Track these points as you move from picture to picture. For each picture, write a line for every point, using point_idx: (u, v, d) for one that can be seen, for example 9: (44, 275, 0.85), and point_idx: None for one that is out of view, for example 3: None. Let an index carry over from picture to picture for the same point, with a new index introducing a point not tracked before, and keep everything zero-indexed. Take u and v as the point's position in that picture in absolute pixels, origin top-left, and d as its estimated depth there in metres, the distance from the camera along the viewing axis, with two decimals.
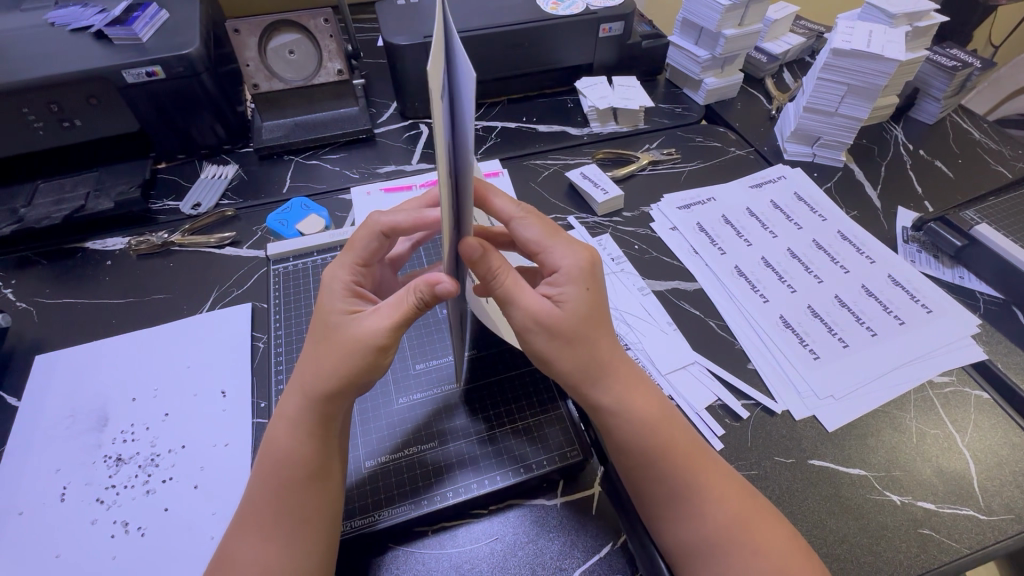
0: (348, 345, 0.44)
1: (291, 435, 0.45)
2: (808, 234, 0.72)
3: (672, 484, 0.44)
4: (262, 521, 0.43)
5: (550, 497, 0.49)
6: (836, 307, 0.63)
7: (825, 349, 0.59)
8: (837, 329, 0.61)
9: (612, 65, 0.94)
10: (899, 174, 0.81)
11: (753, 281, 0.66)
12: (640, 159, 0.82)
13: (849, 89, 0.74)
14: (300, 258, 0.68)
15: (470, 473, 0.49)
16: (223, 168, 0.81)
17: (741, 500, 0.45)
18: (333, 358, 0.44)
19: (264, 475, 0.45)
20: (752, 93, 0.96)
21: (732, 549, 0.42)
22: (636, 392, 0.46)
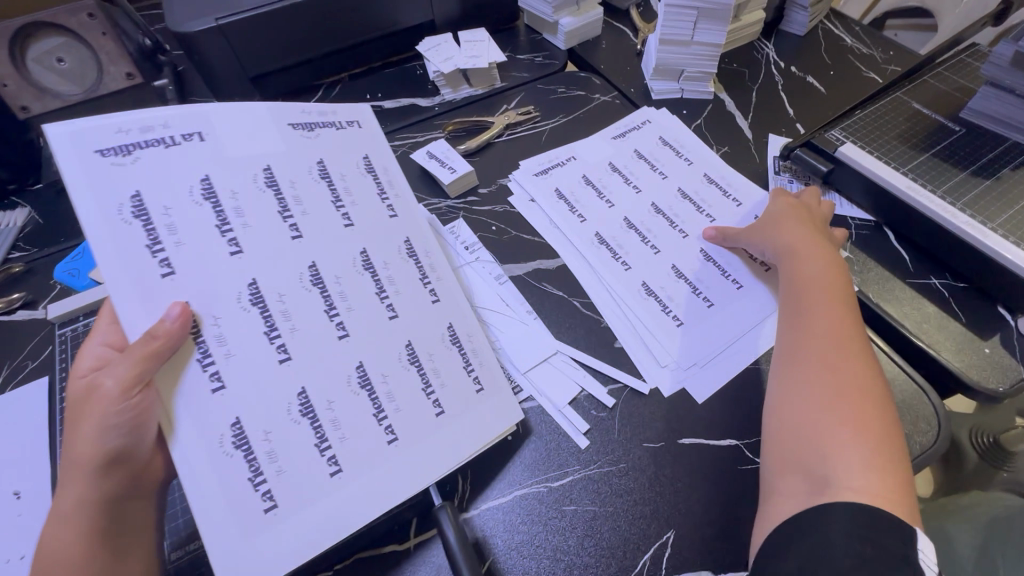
0: (122, 412, 0.36)
1: (69, 531, 0.35)
2: (672, 183, 0.66)
3: (797, 367, 0.46)
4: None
5: (402, 541, 0.44)
6: (700, 262, 0.59)
7: (691, 311, 0.55)
8: (701, 287, 0.57)
9: (458, 19, 0.84)
10: (770, 97, 0.76)
11: (614, 247, 0.60)
12: (496, 124, 0.73)
13: (700, 13, 0.67)
14: (93, 313, 0.58)
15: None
16: (11, 213, 0.68)
17: (859, 389, 0.44)
18: (82, 432, 0.36)
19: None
20: (617, 27, 0.88)
21: (815, 427, 0.43)
22: (828, 273, 0.51)
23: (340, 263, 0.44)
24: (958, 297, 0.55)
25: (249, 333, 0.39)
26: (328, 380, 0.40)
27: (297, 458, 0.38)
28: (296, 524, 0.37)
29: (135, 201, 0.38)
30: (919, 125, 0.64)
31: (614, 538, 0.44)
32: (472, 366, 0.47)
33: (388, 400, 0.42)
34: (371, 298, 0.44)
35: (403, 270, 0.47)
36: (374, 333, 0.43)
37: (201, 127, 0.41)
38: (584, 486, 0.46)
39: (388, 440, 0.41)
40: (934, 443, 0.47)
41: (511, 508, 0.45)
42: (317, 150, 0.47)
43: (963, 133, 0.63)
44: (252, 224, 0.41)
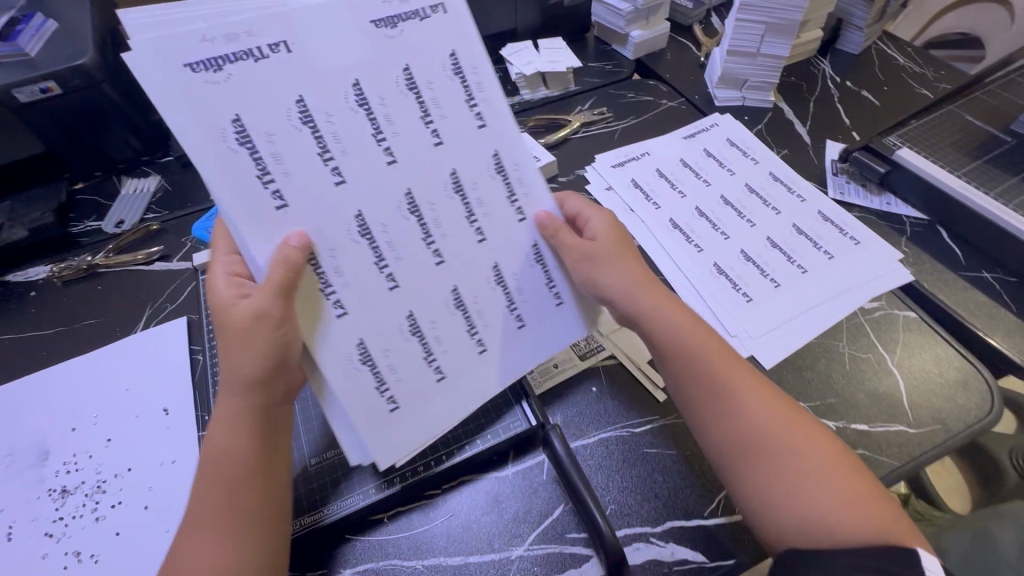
0: (276, 339, 0.41)
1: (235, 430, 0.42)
2: (739, 179, 0.72)
3: (740, 439, 0.43)
4: (212, 524, 0.40)
5: (501, 467, 0.50)
6: (767, 250, 0.64)
7: (758, 290, 0.61)
8: (767, 270, 0.62)
9: (537, 28, 0.92)
10: (828, 108, 0.82)
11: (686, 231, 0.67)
12: (572, 121, 0.81)
13: (767, 27, 0.74)
14: None
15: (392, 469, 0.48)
16: (144, 180, 0.78)
17: (813, 440, 0.43)
18: (240, 355, 0.41)
19: (214, 476, 0.41)
20: (681, 41, 0.96)
21: (788, 494, 0.41)
22: (663, 323, 0.47)
23: (433, 188, 0.44)
24: (1010, 290, 0.60)
25: (353, 261, 0.42)
26: (429, 302, 0.45)
27: (408, 369, 0.45)
28: (410, 422, 0.45)
29: (236, 125, 0.38)
30: (972, 135, 0.69)
31: (692, 478, 0.49)
32: (553, 283, 0.49)
33: (477, 317, 0.47)
34: (460, 222, 0.45)
35: (489, 188, 0.46)
36: (470, 260, 0.46)
37: (286, 36, 0.38)
38: (663, 432, 0.52)
39: (478, 351, 0.47)
40: (989, 414, 0.51)
41: (598, 446, 0.51)
42: (400, 52, 0.42)
43: (1014, 144, 0.68)
44: (352, 151, 0.41)
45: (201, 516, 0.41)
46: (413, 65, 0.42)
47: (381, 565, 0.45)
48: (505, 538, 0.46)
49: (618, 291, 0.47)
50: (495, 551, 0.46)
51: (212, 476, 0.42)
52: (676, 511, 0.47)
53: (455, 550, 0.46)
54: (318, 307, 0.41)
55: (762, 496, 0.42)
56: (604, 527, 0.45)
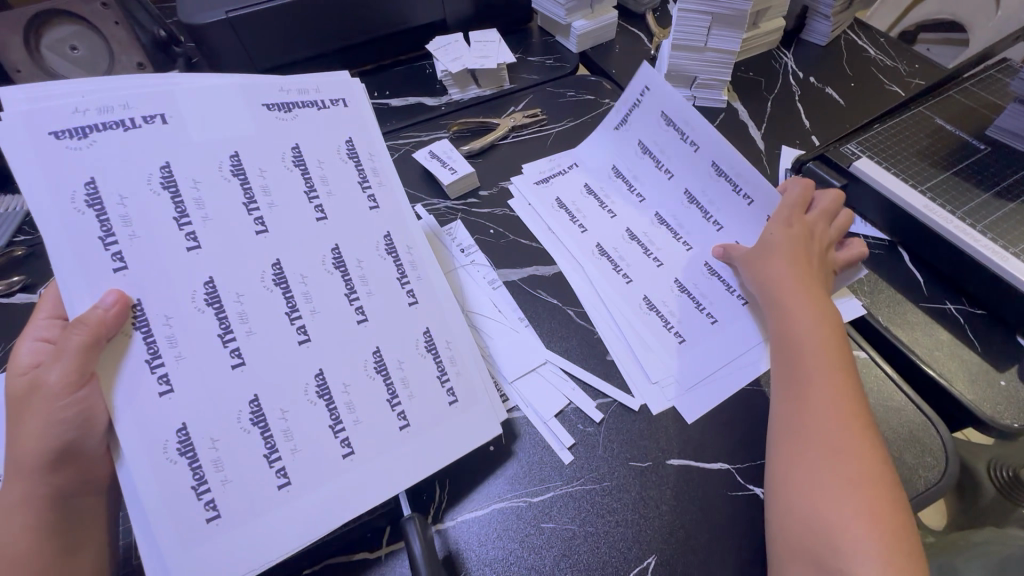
0: (67, 409, 0.35)
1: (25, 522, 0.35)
2: (678, 184, 0.62)
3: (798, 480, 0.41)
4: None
5: (374, 549, 0.43)
6: (706, 278, 0.57)
7: (690, 327, 0.54)
8: (703, 301, 0.55)
9: (471, 18, 0.83)
10: (786, 108, 0.74)
11: (616, 259, 0.59)
12: (500, 126, 0.72)
13: (714, 18, 0.65)
14: None
15: None
16: (18, 198, 0.69)
17: (862, 469, 0.40)
18: (28, 425, 0.36)
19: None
20: (632, 31, 0.87)
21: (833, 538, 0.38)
22: (812, 320, 0.47)
23: (309, 262, 0.43)
24: (974, 325, 0.53)
25: (196, 331, 0.38)
26: (284, 388, 0.39)
27: (242, 468, 0.38)
28: (242, 534, 0.37)
29: (89, 187, 0.37)
30: (941, 142, 0.61)
31: (593, 559, 0.42)
32: (448, 377, 0.45)
33: (347, 410, 0.41)
34: (338, 298, 0.43)
35: (379, 268, 0.45)
36: (337, 346, 0.42)
37: (164, 108, 0.39)
38: (565, 503, 0.44)
39: (342, 454, 0.40)
40: (941, 478, 0.44)
41: (487, 521, 0.44)
42: (291, 132, 0.44)
43: (988, 152, 0.60)
44: (213, 218, 0.40)
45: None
46: (303, 144, 0.44)
47: None
48: None
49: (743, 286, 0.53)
50: None
51: None
52: None
53: None
54: (133, 379, 0.36)
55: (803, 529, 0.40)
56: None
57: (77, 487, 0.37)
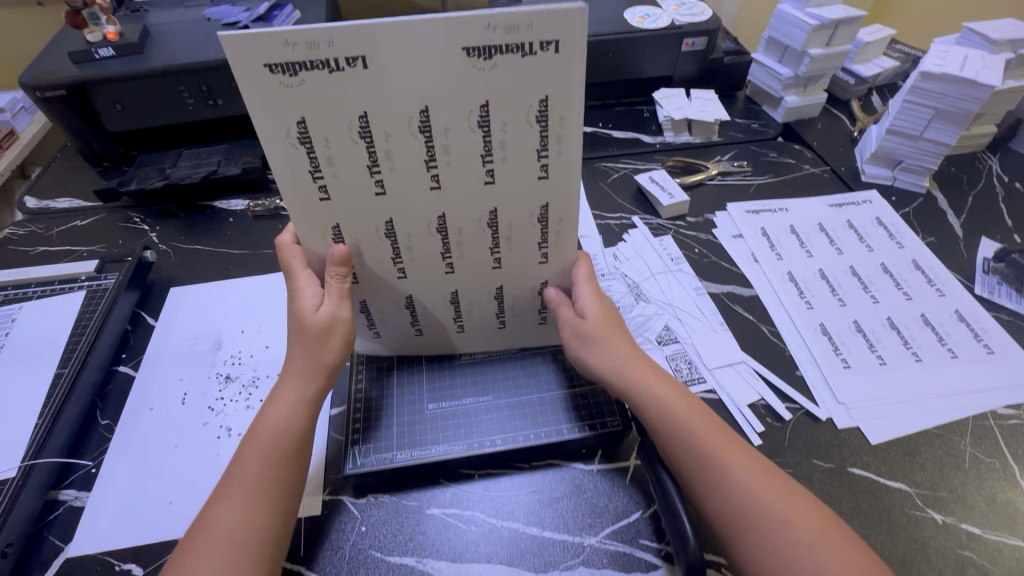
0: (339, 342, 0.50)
1: (297, 412, 0.48)
2: (873, 258, 0.71)
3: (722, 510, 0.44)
4: (245, 491, 0.44)
5: (589, 462, 0.53)
6: (885, 328, 0.63)
7: (860, 361, 0.60)
8: (876, 346, 0.61)
9: (692, 78, 0.97)
10: (988, 204, 0.78)
11: (802, 288, 0.68)
12: (710, 169, 0.84)
13: (937, 113, 0.73)
14: None
15: (485, 432, 0.53)
16: None
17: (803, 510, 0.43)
18: (327, 348, 0.50)
19: (259, 444, 0.46)
20: (835, 113, 0.96)
21: (792, 566, 0.41)
22: (657, 384, 0.49)
23: (465, 172, 0.45)
24: None
25: (368, 236, 0.49)
26: (468, 274, 0.53)
27: (397, 326, 0.57)
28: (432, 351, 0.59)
29: (300, 125, 0.41)
30: None
31: None
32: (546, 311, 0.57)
33: (466, 313, 0.57)
34: (481, 250, 0.51)
35: (524, 232, 0.50)
36: (468, 272, 0.53)
37: (363, 50, 0.37)
38: None
39: (456, 323, 0.58)
40: None
41: None
42: (484, 84, 0.39)
43: None
44: (398, 169, 0.44)
45: (233, 486, 0.44)
46: (491, 101, 0.40)
47: (464, 513, 0.50)
48: (579, 525, 0.49)
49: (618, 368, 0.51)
50: (568, 533, 0.49)
51: (261, 448, 0.46)
52: None
53: (534, 522, 0.50)
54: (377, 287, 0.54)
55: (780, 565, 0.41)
56: (694, 537, 0.44)
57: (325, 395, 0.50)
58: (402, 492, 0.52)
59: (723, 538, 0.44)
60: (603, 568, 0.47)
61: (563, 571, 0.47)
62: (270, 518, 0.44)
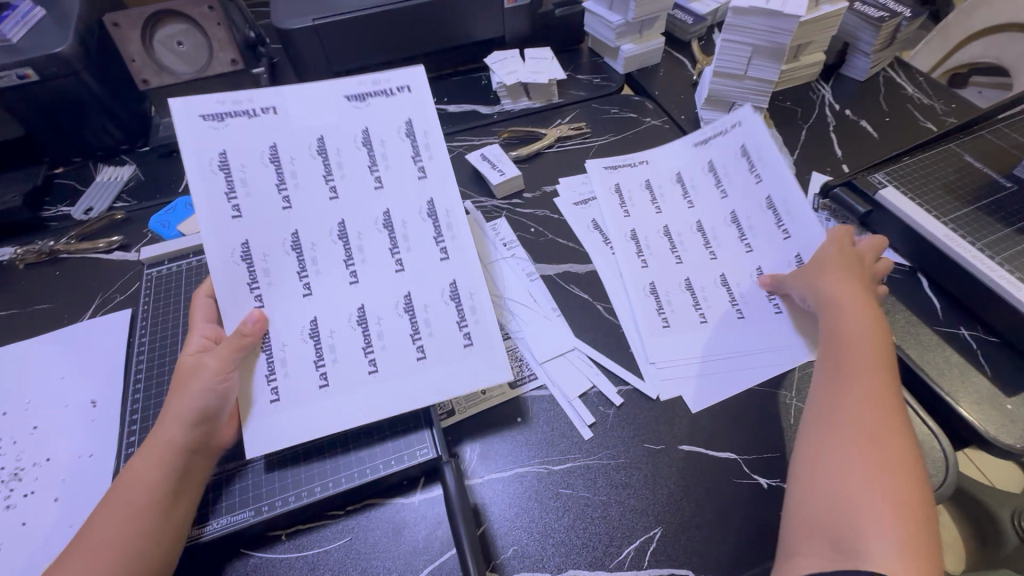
0: (218, 385, 0.44)
1: (152, 462, 0.42)
2: (726, 206, 0.65)
3: (830, 431, 0.44)
4: (94, 553, 0.39)
5: (407, 495, 0.48)
6: (716, 287, 0.60)
7: (683, 322, 0.58)
8: (703, 305, 0.59)
9: (526, 36, 0.90)
10: (820, 136, 0.77)
11: (641, 244, 0.64)
12: (548, 135, 0.78)
13: (755, 49, 0.70)
14: (155, 267, 0.62)
15: (279, 488, 0.47)
16: (118, 169, 0.79)
17: (896, 469, 0.41)
18: (187, 398, 0.44)
19: (118, 504, 0.41)
20: (677, 57, 0.92)
21: (837, 499, 0.41)
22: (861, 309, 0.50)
23: (365, 220, 0.50)
24: (987, 350, 0.55)
25: (273, 249, 0.47)
26: (335, 314, 0.47)
27: (299, 369, 0.46)
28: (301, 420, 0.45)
29: (222, 159, 0.47)
30: (968, 178, 0.64)
31: (604, 525, 0.46)
32: (419, 336, 0.48)
33: (329, 352, 0.47)
34: (338, 263, 0.48)
35: (375, 241, 0.49)
36: (370, 280, 0.49)
37: (275, 102, 0.49)
38: (582, 473, 0.49)
39: (320, 384, 0.46)
40: (941, 486, 0.47)
41: (510, 482, 0.49)
42: (365, 118, 0.51)
43: (1014, 191, 0.63)
44: (254, 196, 0.47)
45: (85, 545, 0.40)
46: (370, 127, 0.51)
47: None
48: (399, 569, 0.45)
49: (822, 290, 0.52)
50: None
51: (117, 503, 0.41)
52: (579, 559, 0.45)
53: None
54: (240, 299, 0.46)
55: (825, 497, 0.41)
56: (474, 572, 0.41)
57: (203, 444, 0.45)
58: None
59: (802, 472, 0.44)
60: None
61: None
62: None
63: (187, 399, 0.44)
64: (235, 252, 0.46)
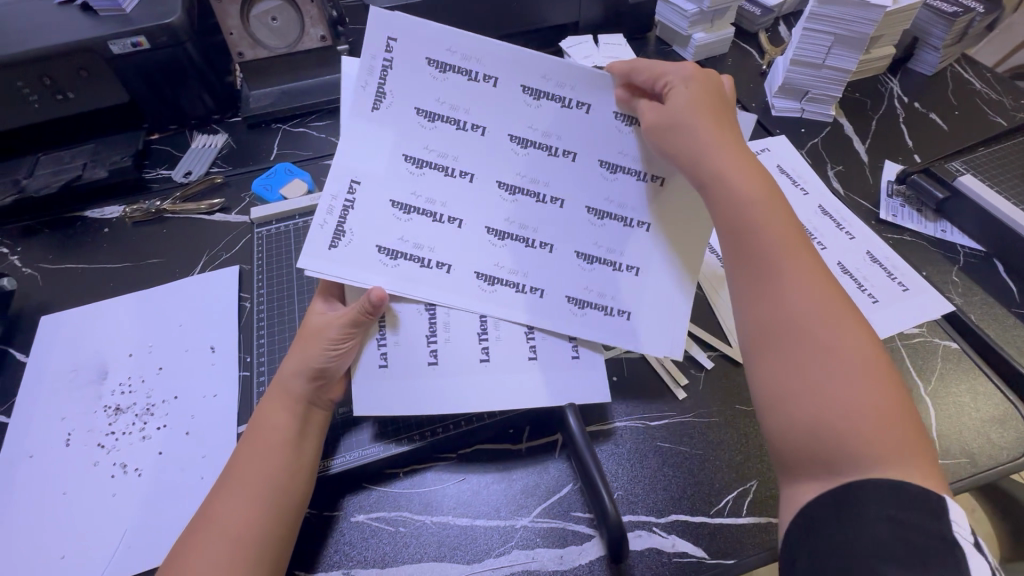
0: (330, 347, 0.44)
1: (281, 407, 0.44)
2: (565, 122, 0.47)
3: (778, 326, 0.40)
4: (242, 489, 0.41)
5: (516, 442, 0.52)
6: (605, 183, 0.47)
7: (636, 282, 0.47)
8: (620, 245, 0.47)
9: (599, 23, 0.92)
10: (891, 127, 0.79)
11: None
12: None
13: (836, 39, 0.72)
14: (262, 227, 0.68)
15: (402, 428, 0.50)
16: (212, 137, 0.83)
17: (858, 359, 0.38)
18: (308, 351, 0.44)
19: (252, 446, 0.42)
20: (744, 48, 0.94)
21: (822, 410, 0.37)
22: (741, 170, 0.44)
23: (451, 187, 0.47)
24: None
25: (378, 218, 0.46)
26: (445, 289, 0.46)
27: (412, 341, 0.46)
28: (422, 376, 0.45)
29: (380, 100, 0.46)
30: None
31: (703, 476, 0.50)
32: (521, 286, 0.47)
33: (443, 333, 0.47)
34: (428, 231, 0.47)
35: (460, 205, 0.47)
36: (472, 240, 0.47)
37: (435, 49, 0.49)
38: (679, 429, 0.52)
39: (429, 361, 0.46)
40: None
41: (612, 435, 0.52)
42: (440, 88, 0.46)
43: None
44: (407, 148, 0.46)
45: (231, 479, 0.41)
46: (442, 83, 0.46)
47: (391, 516, 0.48)
48: (512, 508, 0.48)
49: (709, 155, 0.44)
50: (499, 518, 0.48)
51: (254, 445, 0.42)
52: (681, 505, 0.48)
53: (462, 514, 0.48)
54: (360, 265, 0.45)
55: (810, 413, 0.37)
56: (611, 505, 0.43)
57: (321, 395, 0.46)
58: (319, 506, 0.48)
59: (771, 396, 0.40)
60: (537, 547, 0.46)
61: (497, 558, 0.46)
62: (263, 514, 0.40)
63: (305, 354, 0.44)
64: (329, 224, 0.45)
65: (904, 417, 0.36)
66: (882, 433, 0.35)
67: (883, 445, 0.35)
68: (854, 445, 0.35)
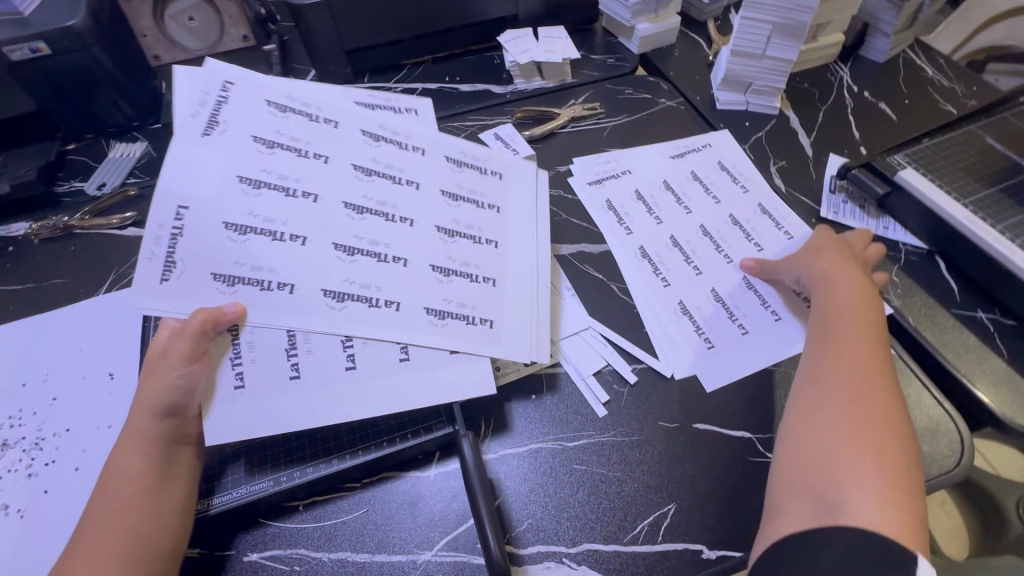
0: (180, 377, 0.42)
1: (136, 451, 0.41)
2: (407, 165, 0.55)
3: (802, 398, 0.46)
4: (96, 546, 0.38)
5: (423, 468, 0.49)
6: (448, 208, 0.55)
7: (479, 296, 0.52)
8: (475, 271, 0.53)
9: (539, 14, 0.88)
10: (838, 118, 0.76)
11: (656, 262, 0.62)
12: (561, 116, 0.78)
13: (775, 28, 0.69)
14: None
15: (297, 459, 0.47)
16: (131, 146, 0.79)
17: (873, 429, 0.42)
18: (157, 384, 0.42)
19: (106, 496, 0.40)
20: (692, 38, 0.91)
21: (819, 467, 0.41)
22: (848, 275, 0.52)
23: (303, 205, 0.49)
24: (1003, 334, 0.55)
25: (221, 233, 0.46)
26: (303, 298, 0.46)
27: (270, 361, 0.44)
28: (312, 398, 0.43)
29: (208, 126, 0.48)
30: (989, 161, 0.63)
31: (618, 500, 0.47)
32: (377, 302, 0.48)
33: (309, 350, 0.45)
34: (279, 247, 0.47)
35: (319, 220, 0.49)
36: (318, 255, 0.48)
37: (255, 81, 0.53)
38: (595, 450, 0.49)
39: (291, 375, 0.44)
40: (956, 466, 0.47)
41: (525, 458, 0.49)
42: (280, 125, 0.51)
43: None
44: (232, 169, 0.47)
45: (85, 538, 0.39)
46: (292, 125, 0.52)
47: (285, 554, 0.45)
48: (415, 541, 0.45)
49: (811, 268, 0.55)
50: (399, 552, 0.45)
51: (108, 495, 0.40)
52: (594, 533, 0.45)
53: (360, 549, 0.45)
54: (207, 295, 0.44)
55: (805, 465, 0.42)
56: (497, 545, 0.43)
57: (182, 432, 0.43)
58: (209, 547, 0.45)
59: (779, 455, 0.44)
60: None
61: None
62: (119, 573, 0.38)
63: (154, 389, 0.41)
64: (157, 255, 0.44)
65: (907, 483, 0.39)
66: (858, 479, 0.39)
67: (868, 493, 0.38)
68: (849, 498, 0.39)
